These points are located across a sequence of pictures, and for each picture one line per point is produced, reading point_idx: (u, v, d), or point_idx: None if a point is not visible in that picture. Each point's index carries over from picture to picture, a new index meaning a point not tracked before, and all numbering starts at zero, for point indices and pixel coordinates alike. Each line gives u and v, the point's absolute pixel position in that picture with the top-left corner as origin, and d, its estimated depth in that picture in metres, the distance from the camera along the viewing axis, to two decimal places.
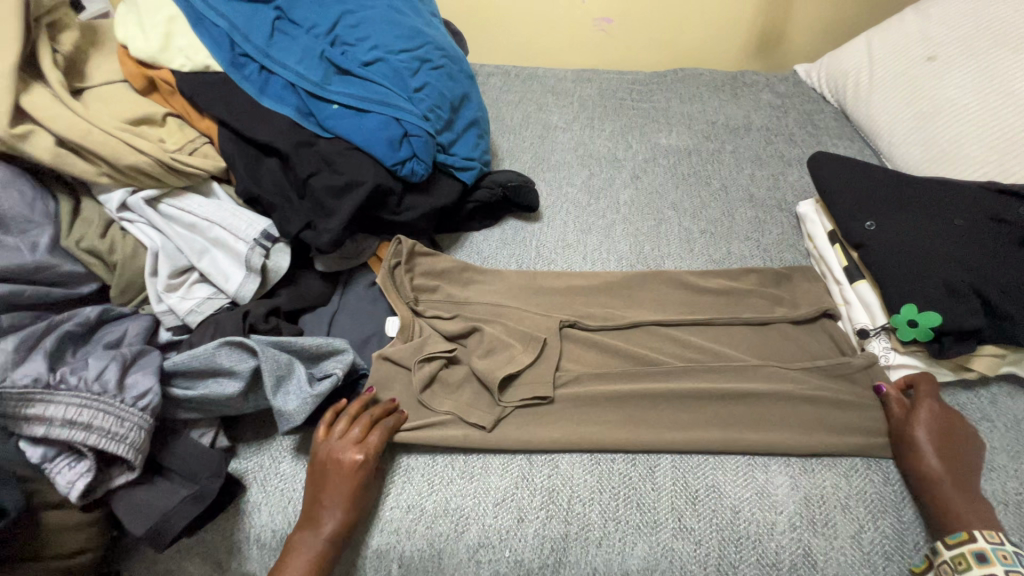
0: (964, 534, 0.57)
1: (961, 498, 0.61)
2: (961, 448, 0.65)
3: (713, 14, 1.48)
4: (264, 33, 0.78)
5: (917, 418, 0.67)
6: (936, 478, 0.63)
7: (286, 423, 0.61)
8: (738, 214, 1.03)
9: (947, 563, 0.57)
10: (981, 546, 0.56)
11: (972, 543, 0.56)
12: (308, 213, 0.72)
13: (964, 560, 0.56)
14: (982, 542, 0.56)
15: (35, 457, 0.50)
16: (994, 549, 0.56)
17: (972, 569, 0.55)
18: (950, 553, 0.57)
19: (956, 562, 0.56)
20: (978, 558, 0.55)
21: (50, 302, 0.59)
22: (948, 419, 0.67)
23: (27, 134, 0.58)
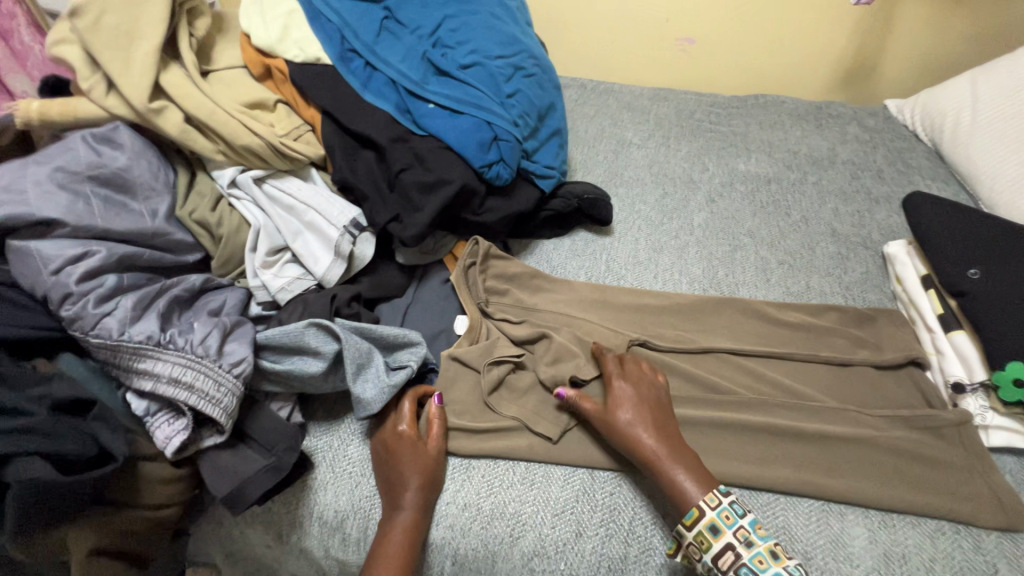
0: (695, 512, 0.57)
1: (675, 468, 0.61)
2: (661, 420, 0.65)
3: (801, 41, 1.42)
4: (372, 31, 0.81)
5: (613, 398, 0.66)
6: (646, 451, 0.62)
7: (362, 411, 0.63)
8: (818, 249, 0.99)
9: (692, 544, 0.57)
10: (709, 518, 0.57)
11: (703, 519, 0.57)
12: (396, 206, 0.74)
13: (704, 538, 0.57)
14: (708, 512, 0.57)
15: (140, 410, 0.54)
16: (719, 515, 0.57)
17: (712, 544, 0.56)
18: (691, 534, 0.57)
19: (699, 542, 0.57)
20: (712, 531, 0.57)
21: (162, 267, 0.63)
22: (644, 392, 0.67)
23: (161, 110, 0.62)
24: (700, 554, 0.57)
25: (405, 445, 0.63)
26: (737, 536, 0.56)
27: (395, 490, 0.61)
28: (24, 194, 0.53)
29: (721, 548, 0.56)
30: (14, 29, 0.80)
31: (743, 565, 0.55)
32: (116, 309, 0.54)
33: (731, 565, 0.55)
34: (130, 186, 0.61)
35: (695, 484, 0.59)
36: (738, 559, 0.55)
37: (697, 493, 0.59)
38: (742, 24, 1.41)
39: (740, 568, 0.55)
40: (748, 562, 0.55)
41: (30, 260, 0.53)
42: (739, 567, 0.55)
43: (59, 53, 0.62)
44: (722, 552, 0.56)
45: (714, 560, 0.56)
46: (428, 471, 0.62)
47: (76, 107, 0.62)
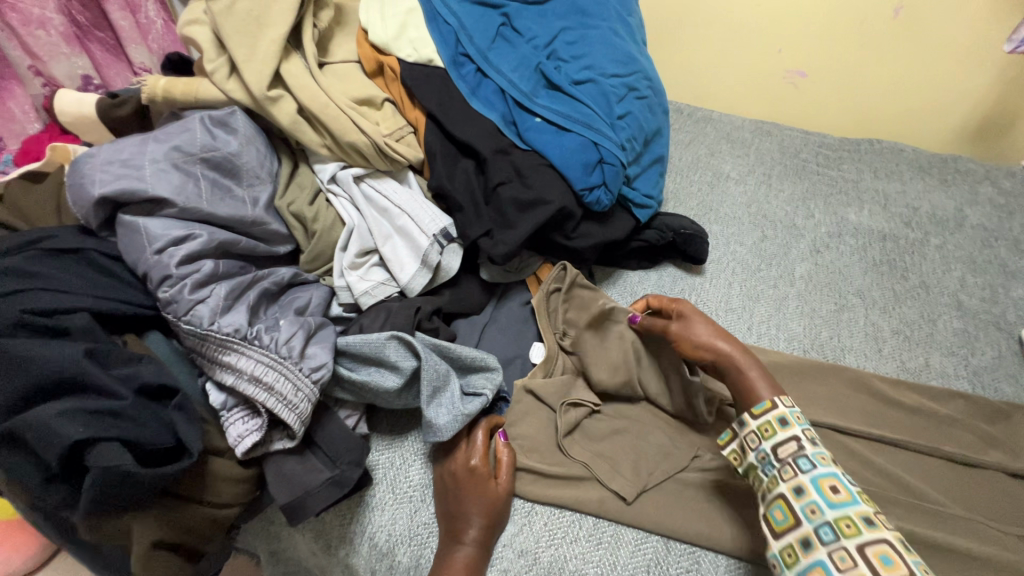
0: (767, 403, 0.57)
1: (745, 368, 0.62)
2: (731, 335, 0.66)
3: (932, 85, 1.29)
4: (488, 37, 0.79)
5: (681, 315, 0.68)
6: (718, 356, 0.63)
7: (432, 436, 0.59)
8: (941, 322, 0.88)
9: (755, 433, 0.57)
10: (781, 411, 0.57)
11: (774, 411, 0.57)
12: (489, 221, 0.71)
13: (769, 427, 0.56)
14: (781, 407, 0.57)
15: (217, 403, 0.52)
16: (792, 413, 0.57)
17: (776, 433, 0.56)
18: (757, 423, 0.57)
19: (763, 430, 0.57)
20: (780, 422, 0.56)
21: (254, 257, 0.62)
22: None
23: (278, 99, 0.61)
24: (759, 442, 0.56)
25: (470, 480, 0.60)
26: (805, 433, 0.55)
27: (455, 526, 0.58)
28: (140, 170, 0.54)
29: (786, 438, 0.55)
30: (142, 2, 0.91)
31: (804, 455, 0.54)
32: (209, 297, 0.53)
33: (792, 453, 0.54)
34: (237, 171, 0.60)
35: (766, 381, 0.60)
36: (800, 450, 0.54)
37: (767, 391, 0.60)
38: (866, 61, 1.30)
39: (799, 458, 0.54)
40: (811, 455, 0.54)
41: (137, 237, 0.52)
42: (798, 457, 0.54)
43: (189, 33, 0.62)
44: (785, 441, 0.55)
45: (773, 449, 0.55)
46: (491, 512, 0.59)
47: (198, 88, 0.62)
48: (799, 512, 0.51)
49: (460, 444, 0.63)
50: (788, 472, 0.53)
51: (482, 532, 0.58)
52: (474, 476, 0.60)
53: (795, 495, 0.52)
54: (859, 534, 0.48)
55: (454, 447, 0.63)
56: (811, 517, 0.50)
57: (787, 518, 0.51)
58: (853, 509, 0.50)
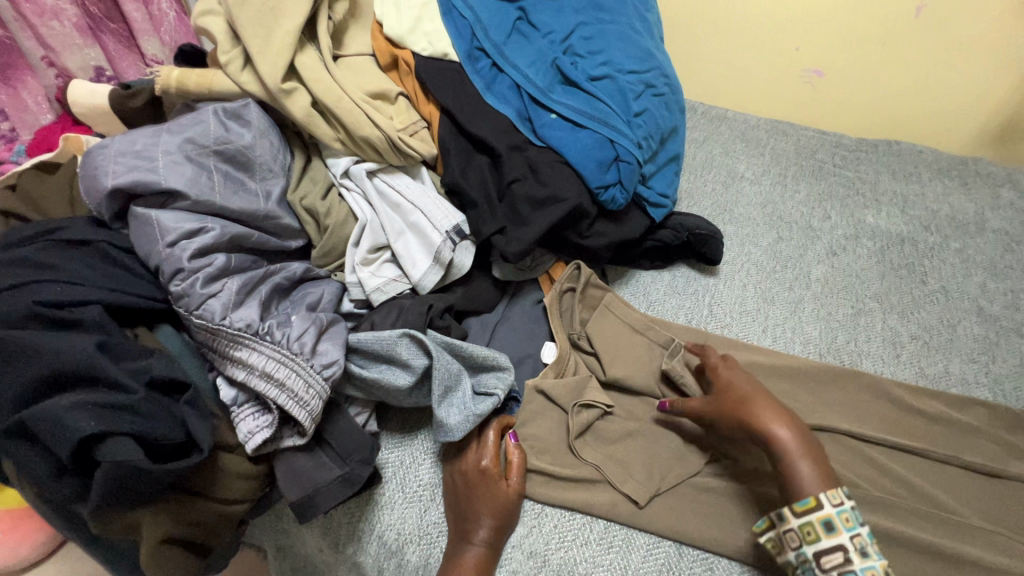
0: (812, 502, 0.54)
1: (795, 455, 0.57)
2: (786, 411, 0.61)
3: (954, 86, 1.26)
4: (504, 31, 0.77)
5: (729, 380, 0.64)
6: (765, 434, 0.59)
7: (443, 436, 0.59)
8: (961, 328, 0.87)
9: (796, 532, 0.54)
10: (827, 514, 0.53)
11: (819, 511, 0.53)
12: (503, 218, 0.70)
13: (812, 529, 0.53)
14: (827, 508, 0.53)
15: (228, 398, 0.52)
16: (838, 513, 0.53)
17: (820, 538, 0.53)
18: (798, 522, 0.54)
19: (804, 532, 0.53)
20: (827, 528, 0.53)
21: (266, 251, 0.61)
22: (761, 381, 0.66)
23: (292, 91, 0.61)
24: (801, 543, 0.53)
25: (480, 480, 0.59)
26: (853, 541, 0.52)
27: (465, 525, 0.57)
28: (153, 162, 0.53)
29: (831, 546, 0.52)
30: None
31: (851, 569, 0.52)
32: (221, 291, 0.52)
33: (837, 565, 0.51)
34: (250, 164, 0.59)
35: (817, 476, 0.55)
36: (845, 562, 0.52)
37: (816, 485, 0.55)
38: (886, 60, 1.27)
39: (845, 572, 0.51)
40: (858, 568, 0.52)
41: (150, 229, 0.52)
42: (843, 570, 0.52)
43: (204, 24, 0.61)
44: (830, 550, 0.52)
45: (816, 555, 0.52)
46: (502, 513, 0.58)
47: (211, 79, 0.61)
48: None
49: (471, 444, 0.62)
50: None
51: (492, 533, 0.57)
52: (485, 477, 0.59)
53: None
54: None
55: (466, 446, 0.62)
56: None
57: None
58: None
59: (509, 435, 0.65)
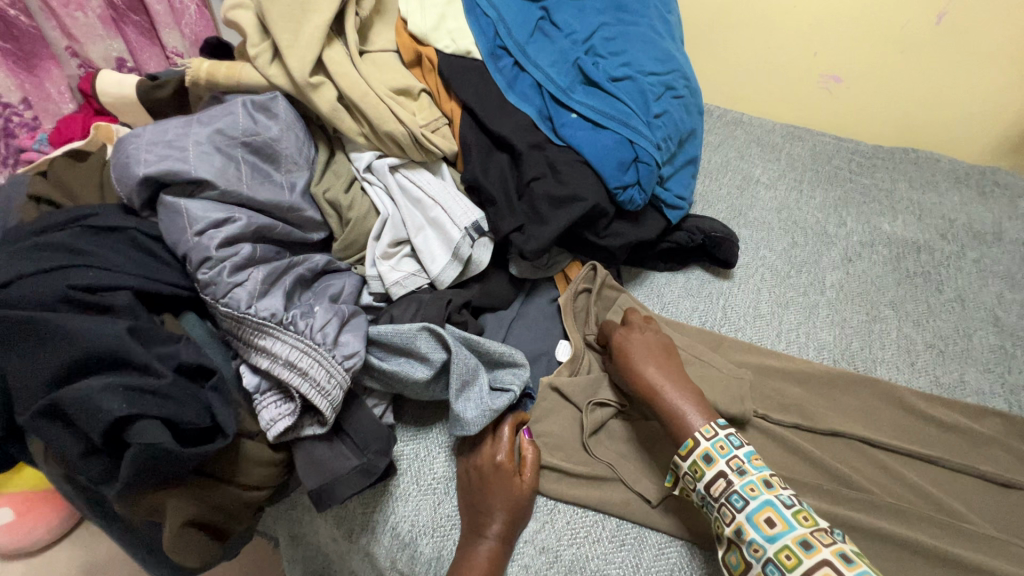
0: (689, 442, 0.57)
1: (681, 400, 0.61)
2: (666, 359, 0.66)
3: (973, 95, 1.25)
4: (526, 30, 0.78)
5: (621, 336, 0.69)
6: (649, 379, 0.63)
7: (459, 430, 0.59)
8: (976, 338, 0.86)
9: (687, 474, 0.57)
10: (704, 448, 0.56)
11: (698, 448, 0.57)
12: (521, 215, 0.71)
13: (697, 468, 0.56)
14: (703, 441, 0.57)
15: (251, 386, 0.53)
16: (715, 444, 0.57)
17: (705, 473, 0.56)
18: (686, 464, 0.57)
19: (693, 472, 0.57)
20: (705, 460, 0.56)
21: (289, 242, 0.62)
22: (659, 338, 0.68)
23: (319, 85, 0.61)
24: (695, 483, 0.56)
25: (495, 474, 0.60)
26: (730, 464, 0.55)
27: (479, 518, 0.58)
28: (184, 152, 0.54)
29: (713, 476, 0.55)
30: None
31: (734, 492, 0.53)
32: (247, 281, 0.53)
33: (722, 492, 0.54)
34: (277, 157, 0.60)
35: (699, 417, 0.59)
36: (729, 486, 0.54)
37: (697, 424, 0.59)
38: (905, 68, 1.26)
39: (730, 496, 0.53)
40: (740, 489, 0.53)
41: (178, 217, 0.53)
42: (729, 494, 0.54)
43: (234, 18, 0.62)
44: (714, 480, 0.55)
45: (706, 488, 0.55)
46: (515, 507, 0.59)
47: (240, 72, 0.62)
48: (746, 555, 0.51)
49: (486, 440, 0.63)
50: (726, 514, 0.53)
51: (505, 526, 0.58)
52: (500, 471, 0.60)
53: (736, 537, 0.52)
54: (800, 565, 0.48)
55: (482, 441, 0.63)
56: (756, 555, 0.51)
57: (740, 563, 0.52)
58: (789, 537, 0.50)
59: (524, 432, 0.65)
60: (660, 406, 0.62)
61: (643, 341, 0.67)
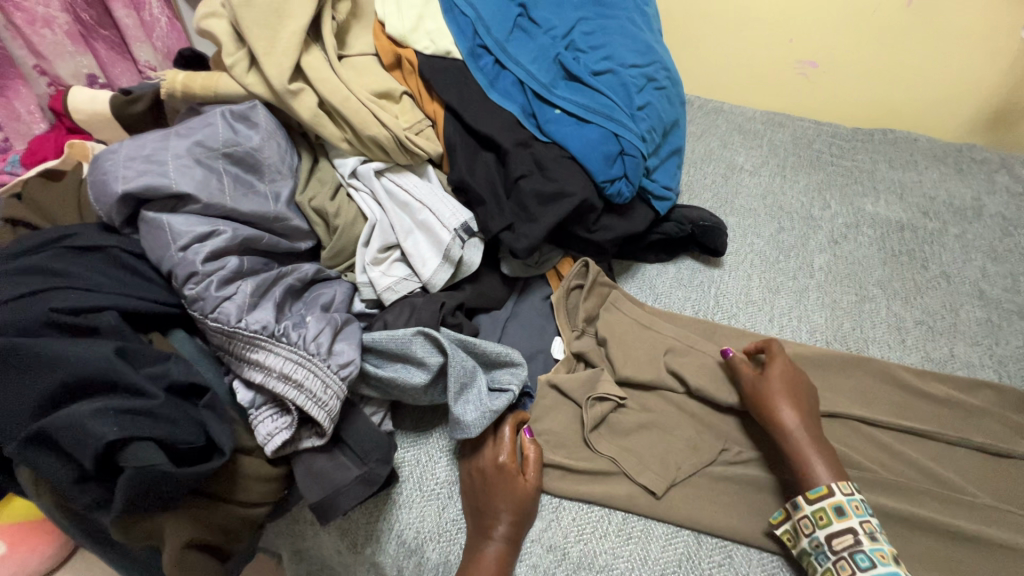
0: (823, 489, 0.57)
1: (812, 447, 0.61)
2: (805, 402, 0.65)
3: (946, 75, 1.28)
4: (505, 28, 0.77)
5: (769, 375, 0.67)
6: (783, 424, 0.63)
7: (460, 433, 0.59)
8: (963, 312, 0.88)
9: (808, 518, 0.56)
10: (839, 500, 0.56)
11: (830, 498, 0.57)
12: (511, 214, 0.70)
13: (824, 515, 0.56)
14: (839, 497, 0.57)
15: (245, 402, 0.51)
16: (850, 501, 0.57)
17: (831, 523, 0.55)
18: (812, 508, 0.57)
19: (817, 517, 0.56)
20: (838, 512, 0.56)
21: (276, 253, 0.61)
22: (793, 372, 0.67)
23: (299, 92, 0.60)
24: (815, 529, 0.56)
25: (499, 475, 0.59)
26: (863, 525, 0.55)
27: (485, 519, 0.57)
28: (163, 166, 0.53)
29: (842, 529, 0.55)
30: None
31: (862, 551, 0.54)
32: (236, 294, 0.52)
33: (848, 547, 0.54)
34: (259, 167, 0.59)
35: (829, 466, 0.59)
36: (856, 545, 0.54)
37: (830, 476, 0.58)
38: (880, 50, 1.28)
39: (856, 553, 0.54)
40: (869, 551, 0.54)
41: (162, 233, 0.52)
42: (855, 552, 0.54)
43: (208, 27, 0.61)
44: (841, 533, 0.55)
45: (828, 538, 0.55)
46: (520, 507, 0.59)
47: (217, 82, 0.61)
48: None
49: (486, 442, 0.62)
50: (844, 568, 0.53)
51: (511, 527, 0.57)
52: (505, 473, 0.59)
53: None
54: None
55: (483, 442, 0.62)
56: None
57: None
58: None
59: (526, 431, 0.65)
60: (790, 450, 0.61)
61: (790, 384, 0.66)
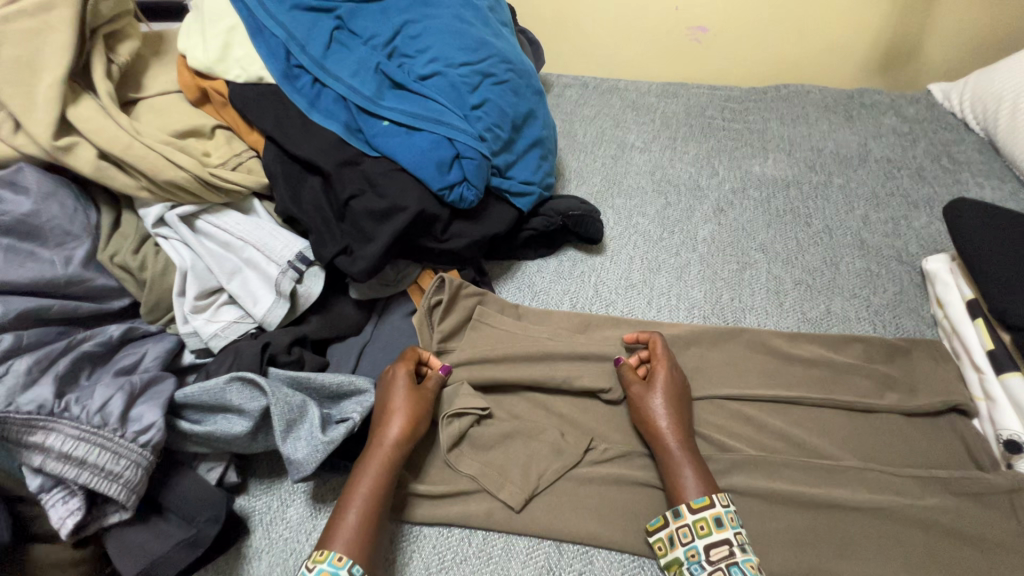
0: (706, 500, 0.55)
1: (688, 463, 0.58)
2: (687, 416, 0.63)
3: (831, 22, 1.26)
4: (321, 43, 0.74)
5: (651, 387, 0.64)
6: (663, 440, 0.60)
7: (294, 474, 0.55)
8: (844, 265, 0.86)
9: (689, 528, 0.54)
10: (718, 511, 0.54)
11: (712, 509, 0.54)
12: (345, 237, 0.67)
13: (705, 525, 0.54)
14: (719, 508, 0.54)
15: (33, 487, 0.48)
16: (727, 512, 0.55)
17: (711, 533, 0.53)
18: (693, 518, 0.54)
19: (698, 527, 0.54)
20: (716, 523, 0.54)
21: (78, 317, 0.58)
22: (679, 383, 0.65)
23: (71, 147, 0.56)
24: (693, 539, 0.53)
25: (400, 392, 0.61)
26: (737, 537, 0.53)
27: (379, 435, 0.58)
28: None
29: (719, 540, 0.53)
30: None
31: (735, 564, 0.52)
32: (7, 374, 0.49)
33: (724, 559, 0.52)
34: (40, 232, 0.56)
35: (704, 483, 0.57)
36: (731, 556, 0.52)
37: (703, 489, 0.56)
38: (761, 6, 1.26)
39: (730, 566, 0.51)
40: (741, 563, 0.52)
41: None
42: (730, 564, 0.52)
43: None
44: (718, 544, 0.53)
45: (706, 549, 0.53)
46: (417, 419, 0.60)
47: None
48: None
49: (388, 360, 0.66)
50: None
51: (400, 435, 0.58)
52: (402, 392, 0.61)
53: None
54: None
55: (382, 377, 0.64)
56: None
57: None
58: None
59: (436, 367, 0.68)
60: (666, 466, 0.59)
61: (670, 395, 0.63)
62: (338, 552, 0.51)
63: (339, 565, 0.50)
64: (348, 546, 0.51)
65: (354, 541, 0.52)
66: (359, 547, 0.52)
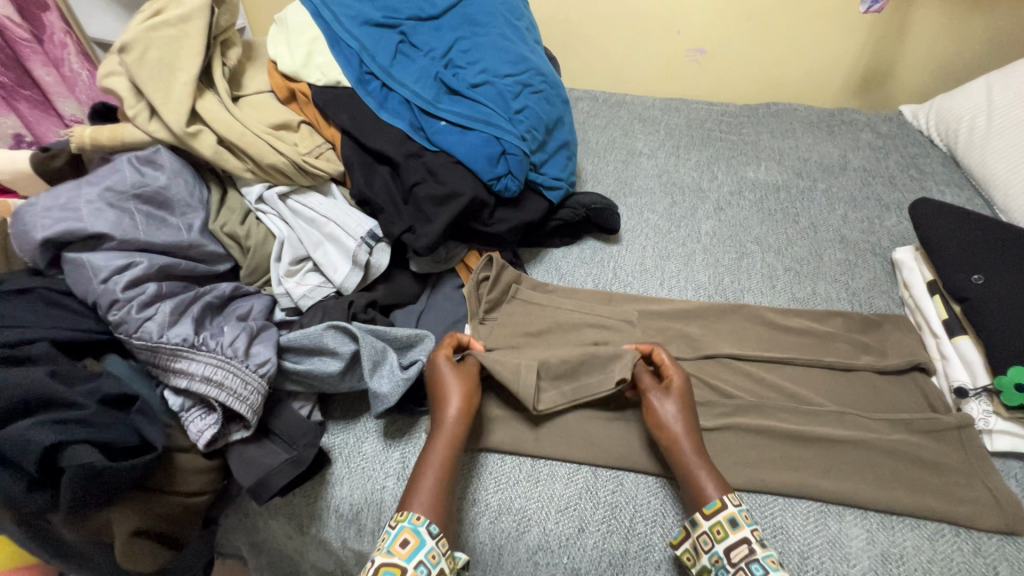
0: (717, 503, 0.60)
1: (700, 467, 0.63)
2: (697, 419, 0.68)
3: (814, 49, 1.42)
4: (388, 54, 0.86)
5: (666, 394, 0.69)
6: (678, 446, 0.65)
7: (380, 404, 0.67)
8: (826, 255, 1.01)
9: (707, 534, 0.59)
10: (730, 511, 0.59)
11: (724, 511, 0.59)
12: (410, 218, 0.78)
13: (721, 529, 0.59)
14: (730, 508, 0.60)
15: (176, 405, 0.59)
16: (740, 512, 0.60)
17: (728, 536, 0.58)
18: (708, 524, 0.59)
19: (714, 532, 0.59)
20: (731, 523, 0.59)
21: (195, 276, 0.68)
22: (685, 383, 0.70)
23: (197, 133, 0.68)
24: (713, 544, 0.58)
25: (449, 372, 0.68)
26: (754, 534, 0.58)
27: (441, 412, 0.66)
28: (78, 212, 0.60)
29: (737, 541, 0.58)
30: (63, 57, 1.04)
31: (755, 560, 0.56)
32: (156, 314, 0.60)
33: (744, 557, 0.56)
34: (169, 203, 0.67)
35: (714, 484, 0.62)
36: (751, 554, 0.57)
37: (717, 490, 0.61)
38: (753, 36, 1.42)
39: (751, 563, 0.56)
40: (762, 560, 0.56)
41: (83, 270, 0.59)
42: (751, 562, 0.56)
43: (109, 85, 0.68)
44: (737, 545, 0.57)
45: (727, 552, 0.57)
46: (470, 397, 0.67)
47: (123, 133, 0.68)
48: None
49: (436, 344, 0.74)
50: None
51: (460, 412, 0.65)
52: (456, 372, 0.68)
53: None
54: (728, 538, 0.58)
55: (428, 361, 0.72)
56: None
57: None
58: None
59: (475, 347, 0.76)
60: (681, 471, 0.64)
61: (679, 400, 0.69)
62: (417, 512, 0.58)
63: (418, 523, 0.57)
64: (425, 510, 0.58)
65: (431, 507, 0.59)
66: (435, 511, 0.59)
